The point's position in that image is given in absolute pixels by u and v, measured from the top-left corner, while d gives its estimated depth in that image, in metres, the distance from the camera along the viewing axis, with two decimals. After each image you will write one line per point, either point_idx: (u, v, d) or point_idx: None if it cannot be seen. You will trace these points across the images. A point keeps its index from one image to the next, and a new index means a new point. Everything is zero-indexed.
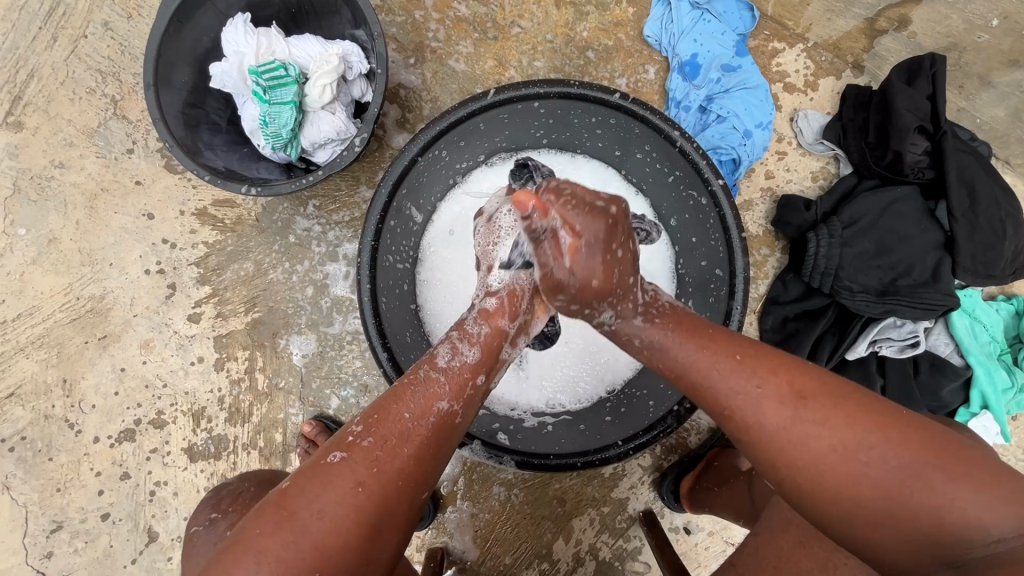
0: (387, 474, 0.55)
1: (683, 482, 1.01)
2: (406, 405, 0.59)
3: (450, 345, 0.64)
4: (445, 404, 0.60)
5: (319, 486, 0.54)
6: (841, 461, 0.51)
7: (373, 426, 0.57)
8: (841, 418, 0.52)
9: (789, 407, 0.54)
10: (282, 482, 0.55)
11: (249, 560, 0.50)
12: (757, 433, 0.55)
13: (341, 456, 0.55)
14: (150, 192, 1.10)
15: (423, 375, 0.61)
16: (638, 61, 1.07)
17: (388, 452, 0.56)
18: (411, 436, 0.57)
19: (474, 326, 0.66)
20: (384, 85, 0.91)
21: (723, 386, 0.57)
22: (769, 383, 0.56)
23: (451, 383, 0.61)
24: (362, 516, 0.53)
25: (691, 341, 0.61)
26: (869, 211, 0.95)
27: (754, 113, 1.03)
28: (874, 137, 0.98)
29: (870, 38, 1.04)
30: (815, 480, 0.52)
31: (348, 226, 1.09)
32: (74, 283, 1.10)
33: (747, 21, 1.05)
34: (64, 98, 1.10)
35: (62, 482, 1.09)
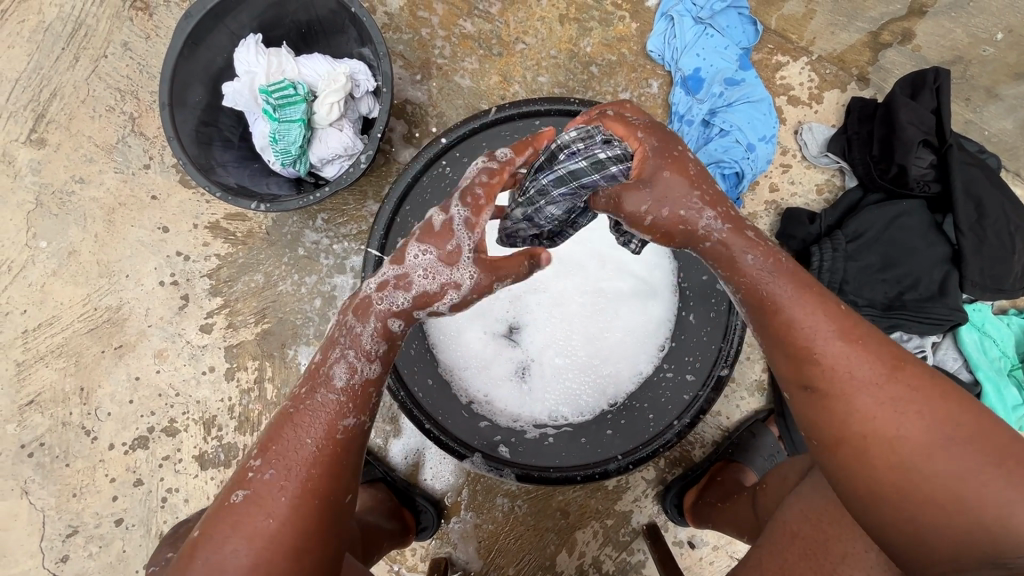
0: (293, 499, 0.55)
1: (687, 495, 1.01)
2: (306, 430, 0.57)
3: (346, 365, 0.59)
4: (349, 420, 0.59)
5: (227, 529, 0.54)
6: (917, 433, 0.52)
7: (272, 458, 0.57)
8: (923, 393, 0.53)
9: (883, 369, 0.55)
10: (194, 533, 0.56)
11: None
12: (843, 391, 0.55)
13: (243, 494, 0.55)
14: (165, 205, 1.13)
15: (320, 399, 0.59)
16: (641, 75, 1.08)
17: (295, 477, 0.56)
18: (316, 459, 0.57)
19: (372, 341, 0.60)
20: (390, 103, 0.93)
21: (813, 332, 0.57)
22: (862, 352, 0.56)
23: (350, 399, 0.59)
24: (277, 547, 0.54)
25: (794, 282, 0.59)
26: (874, 225, 0.94)
27: (757, 127, 1.03)
28: (879, 150, 0.97)
29: (875, 51, 1.04)
30: (878, 446, 0.53)
31: (356, 239, 1.11)
32: (92, 294, 1.13)
33: (750, 35, 1.05)
34: (85, 116, 1.14)
35: (78, 488, 1.12)
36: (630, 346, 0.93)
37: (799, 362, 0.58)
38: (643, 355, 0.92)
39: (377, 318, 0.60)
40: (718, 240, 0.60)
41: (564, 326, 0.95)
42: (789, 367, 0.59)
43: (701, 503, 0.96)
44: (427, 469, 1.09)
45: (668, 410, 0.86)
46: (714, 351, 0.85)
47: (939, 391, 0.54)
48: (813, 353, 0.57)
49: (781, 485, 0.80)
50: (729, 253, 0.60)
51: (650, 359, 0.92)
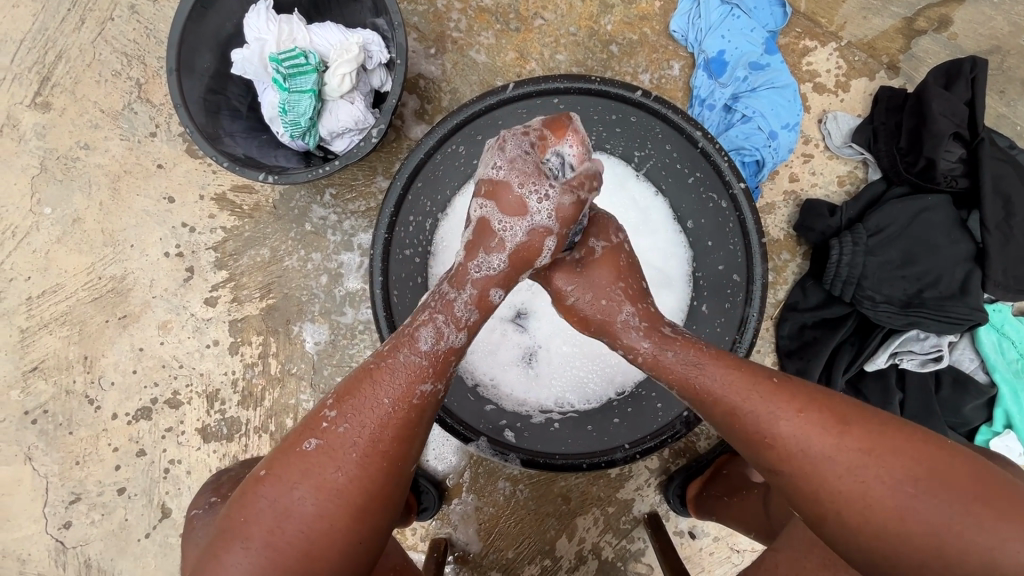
0: (366, 457, 0.59)
1: (690, 486, 1.00)
2: (382, 391, 0.61)
3: (434, 330, 0.63)
4: (427, 385, 0.62)
5: (298, 474, 0.59)
6: (886, 494, 0.53)
7: (347, 412, 0.60)
8: (881, 448, 0.54)
9: (830, 435, 0.55)
10: (259, 468, 0.61)
11: (238, 543, 0.57)
12: (799, 469, 0.56)
13: (316, 443, 0.59)
14: (170, 175, 1.11)
15: (401, 359, 0.62)
16: (662, 56, 1.05)
17: (363, 435, 0.60)
18: (391, 418, 0.60)
19: (463, 310, 0.64)
20: (404, 76, 0.90)
21: (759, 412, 0.58)
22: (806, 418, 0.56)
23: (431, 364, 0.63)
24: (342, 500, 0.58)
25: (723, 362, 0.61)
26: (897, 219, 0.92)
27: (781, 114, 1.00)
28: (906, 143, 0.94)
29: (907, 38, 1.00)
30: (858, 517, 0.54)
31: (364, 216, 1.09)
32: (97, 262, 1.12)
33: (778, 17, 1.01)
34: (90, 80, 1.11)
35: (81, 455, 1.12)
36: None
37: (756, 447, 0.58)
38: None
39: (474, 287, 0.65)
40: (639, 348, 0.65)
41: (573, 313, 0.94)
42: (752, 452, 0.59)
43: (705, 495, 0.96)
44: (429, 451, 1.08)
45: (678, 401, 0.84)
46: (727, 342, 0.81)
47: (889, 436, 0.54)
48: (768, 436, 0.57)
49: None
50: (646, 355, 0.65)
51: None
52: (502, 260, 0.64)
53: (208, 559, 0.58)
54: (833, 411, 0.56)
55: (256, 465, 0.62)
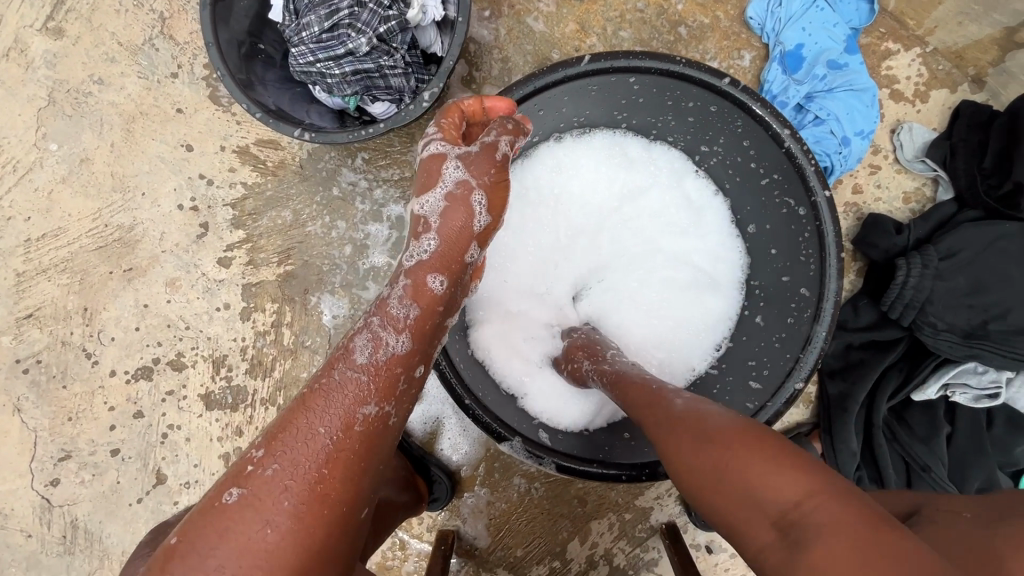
0: (303, 503, 0.49)
1: None
2: (315, 422, 0.53)
3: (373, 340, 0.58)
4: (370, 406, 0.55)
5: (216, 535, 0.47)
6: (774, 523, 0.43)
7: (277, 451, 0.51)
8: (753, 459, 0.46)
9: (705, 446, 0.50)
10: (171, 536, 0.48)
11: None
12: (695, 488, 0.50)
13: (237, 494, 0.49)
14: (190, 121, 1.03)
15: (339, 376, 0.55)
16: (733, 45, 0.97)
17: (301, 478, 0.50)
18: (328, 450, 0.52)
19: (398, 306, 0.60)
20: (464, 37, 0.80)
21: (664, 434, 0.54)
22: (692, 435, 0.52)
23: (374, 382, 0.56)
24: (280, 564, 0.47)
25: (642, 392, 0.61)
26: (971, 245, 0.86)
27: (856, 119, 0.93)
28: (990, 164, 0.88)
29: (1004, 50, 0.91)
30: (720, 495, 0.47)
31: (396, 185, 1.01)
32: (104, 209, 1.04)
33: (864, 14, 0.94)
34: (109, 9, 1.02)
35: (74, 412, 1.06)
36: (680, 340, 0.86)
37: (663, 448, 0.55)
38: (696, 355, 0.85)
39: (409, 279, 0.63)
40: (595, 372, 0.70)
41: (614, 311, 0.87)
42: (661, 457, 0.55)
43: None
44: (444, 439, 1.03)
45: None
46: (787, 362, 0.75)
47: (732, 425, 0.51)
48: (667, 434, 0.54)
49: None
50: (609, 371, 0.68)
51: (704, 356, 0.85)
52: (433, 238, 0.64)
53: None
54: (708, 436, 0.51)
55: (167, 533, 0.49)
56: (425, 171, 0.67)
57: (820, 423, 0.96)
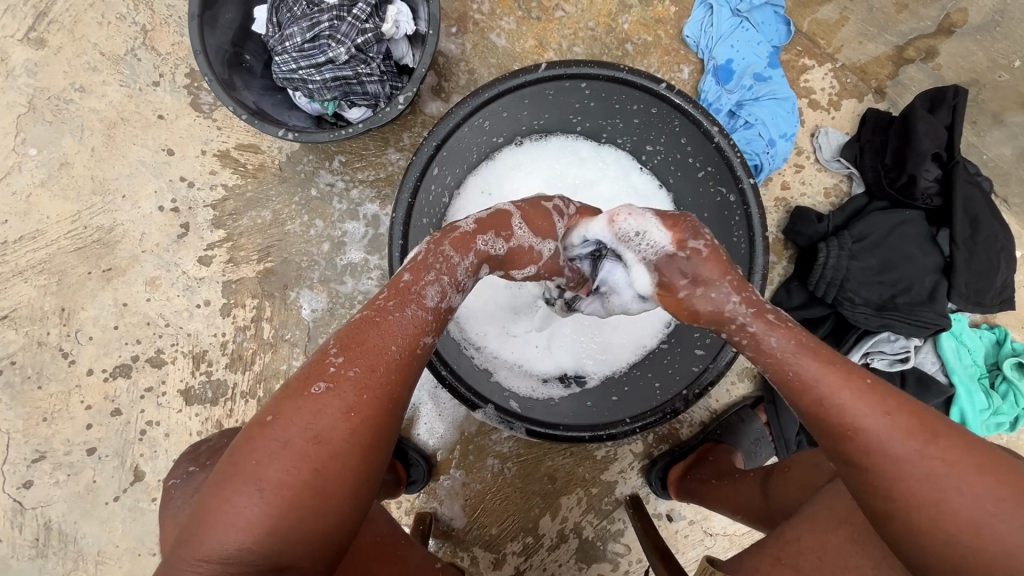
0: (379, 400, 0.55)
1: (673, 469, 1.05)
2: (386, 340, 0.58)
3: (439, 289, 0.63)
4: (430, 338, 0.61)
5: (308, 417, 0.53)
6: (920, 482, 0.49)
7: (356, 357, 0.56)
8: (919, 428, 0.51)
9: (878, 413, 0.51)
10: (262, 412, 0.54)
11: (248, 485, 0.50)
12: (851, 440, 0.51)
13: (325, 385, 0.54)
14: (171, 127, 1.08)
15: (409, 312, 0.60)
16: (674, 60, 1.10)
17: (378, 380, 0.56)
18: (398, 366, 0.57)
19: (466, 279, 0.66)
20: (435, 48, 0.89)
21: (835, 399, 0.52)
22: (862, 395, 0.52)
23: (434, 319, 0.62)
24: (360, 442, 0.54)
25: (811, 353, 0.54)
26: (878, 229, 0.99)
27: (779, 124, 1.07)
28: (891, 160, 1.02)
29: (897, 66, 1.06)
30: (899, 492, 0.50)
31: (372, 186, 1.08)
32: (83, 211, 1.07)
33: (782, 34, 1.08)
34: (92, 21, 1.07)
35: (49, 412, 1.07)
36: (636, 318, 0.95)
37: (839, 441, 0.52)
38: (648, 332, 0.95)
39: (475, 258, 0.66)
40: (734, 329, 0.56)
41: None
42: (831, 443, 0.53)
43: (689, 479, 1.00)
44: (421, 424, 1.09)
45: (676, 380, 0.87)
46: None
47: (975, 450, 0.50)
48: (856, 430, 0.51)
49: (809, 471, 0.79)
50: (752, 339, 0.55)
51: (654, 332, 0.95)
52: (505, 247, 0.69)
53: (207, 505, 0.51)
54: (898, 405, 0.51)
55: (257, 411, 0.55)
56: (546, 208, 0.74)
57: (765, 397, 1.09)
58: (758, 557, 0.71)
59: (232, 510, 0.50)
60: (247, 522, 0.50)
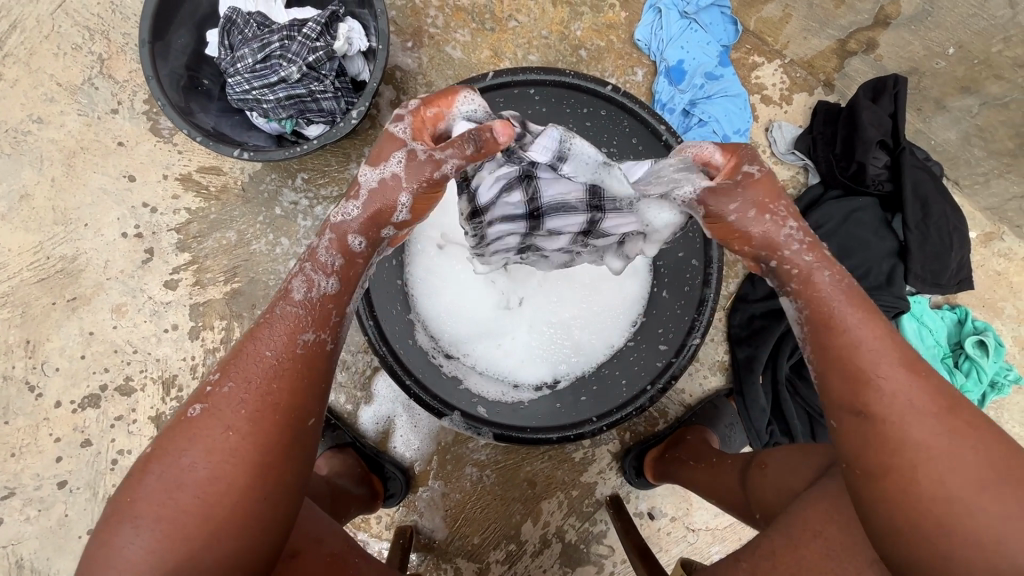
0: (254, 411, 0.55)
1: (649, 454, 1.06)
2: (261, 346, 0.58)
3: (305, 278, 0.61)
4: (308, 333, 0.59)
5: (185, 441, 0.54)
6: (916, 446, 0.51)
7: (231, 371, 0.57)
8: (936, 402, 0.53)
9: (904, 375, 0.53)
10: (149, 449, 0.56)
11: (128, 524, 0.51)
12: (859, 385, 0.54)
13: (199, 407, 0.56)
14: (132, 153, 1.08)
15: (280, 312, 0.60)
16: (628, 63, 1.12)
17: (250, 391, 0.56)
18: (277, 371, 0.57)
19: (325, 255, 0.62)
20: (386, 62, 0.91)
21: (858, 347, 0.55)
22: (899, 359, 0.54)
23: (311, 315, 0.60)
24: (239, 461, 0.54)
25: (857, 305, 0.57)
26: (833, 218, 1.02)
27: (733, 120, 1.09)
28: (841, 149, 1.04)
29: (841, 58, 1.09)
30: (887, 448, 0.52)
31: (336, 201, 1.09)
32: (45, 242, 1.07)
33: (730, 34, 1.11)
34: (47, 52, 1.07)
35: (17, 447, 1.05)
36: (604, 317, 0.93)
37: (855, 386, 0.55)
38: (617, 328, 0.93)
39: (333, 232, 0.62)
40: (787, 263, 0.60)
41: (554, 309, 0.94)
42: (845, 389, 0.55)
43: (666, 460, 1.01)
44: (397, 437, 1.09)
45: (641, 375, 0.90)
46: (687, 322, 0.87)
47: (995, 442, 0.51)
48: (873, 378, 0.54)
49: (788, 475, 0.74)
50: (801, 270, 0.59)
51: (622, 333, 0.93)
52: (358, 207, 0.62)
53: (94, 551, 0.52)
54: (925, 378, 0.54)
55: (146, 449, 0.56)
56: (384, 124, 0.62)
57: (734, 387, 1.09)
58: (732, 572, 0.68)
59: (121, 549, 0.51)
60: (133, 560, 0.50)
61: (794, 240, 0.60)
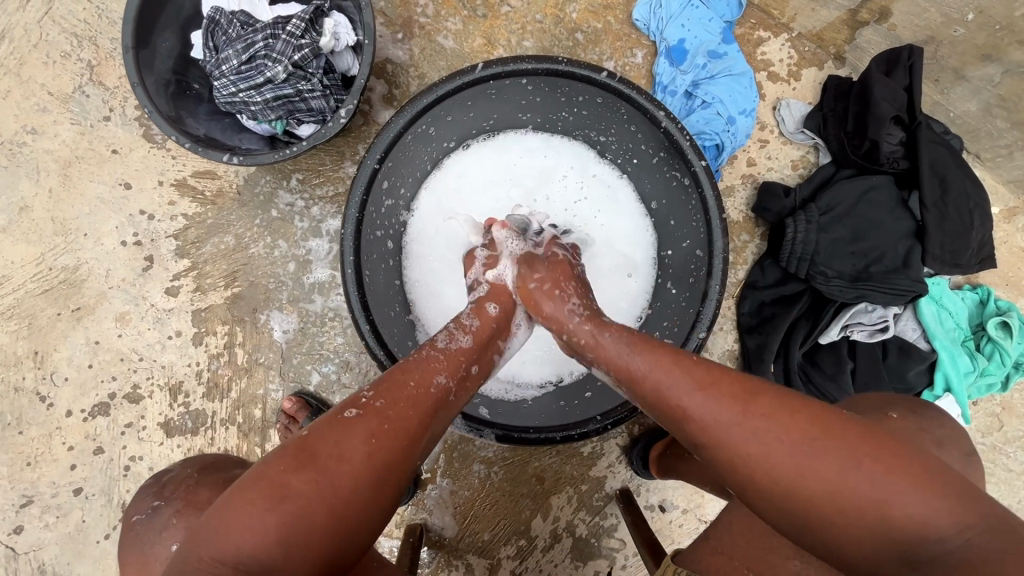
0: (399, 430, 0.57)
1: (652, 448, 1.03)
2: (409, 375, 0.62)
3: (447, 332, 0.69)
4: (443, 378, 0.63)
5: (338, 437, 0.54)
6: (772, 458, 0.52)
7: (384, 391, 0.59)
8: (762, 406, 0.54)
9: (725, 402, 0.55)
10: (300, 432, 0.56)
11: (268, 499, 0.50)
12: (700, 431, 0.56)
13: (357, 411, 0.56)
14: (127, 161, 1.07)
15: (426, 354, 0.65)
16: (626, 45, 1.08)
17: (396, 413, 0.58)
18: (419, 401, 0.60)
19: (467, 318, 0.72)
20: (373, 57, 0.88)
21: (681, 392, 0.58)
22: (711, 388, 0.57)
23: (447, 361, 0.65)
24: (378, 468, 0.54)
25: (642, 351, 0.63)
26: (845, 199, 0.97)
27: (738, 100, 1.04)
28: (853, 126, 0.99)
29: (852, 29, 1.04)
30: (762, 470, 0.52)
31: (332, 201, 1.07)
32: (47, 253, 1.07)
33: (734, 8, 1.06)
34: (37, 62, 1.06)
35: (33, 456, 1.07)
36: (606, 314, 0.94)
37: (680, 424, 0.58)
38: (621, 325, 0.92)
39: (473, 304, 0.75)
40: (575, 334, 0.70)
41: None
42: (683, 433, 0.58)
43: (667, 454, 0.98)
44: None
45: None
46: (692, 315, 0.83)
47: (800, 407, 0.54)
48: (684, 411, 0.57)
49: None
50: (590, 339, 0.69)
51: None
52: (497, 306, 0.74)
53: (229, 508, 0.50)
54: (737, 389, 0.56)
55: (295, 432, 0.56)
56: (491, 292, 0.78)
57: None
58: (701, 548, 0.75)
59: (251, 515, 0.50)
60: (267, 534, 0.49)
61: (575, 313, 0.71)
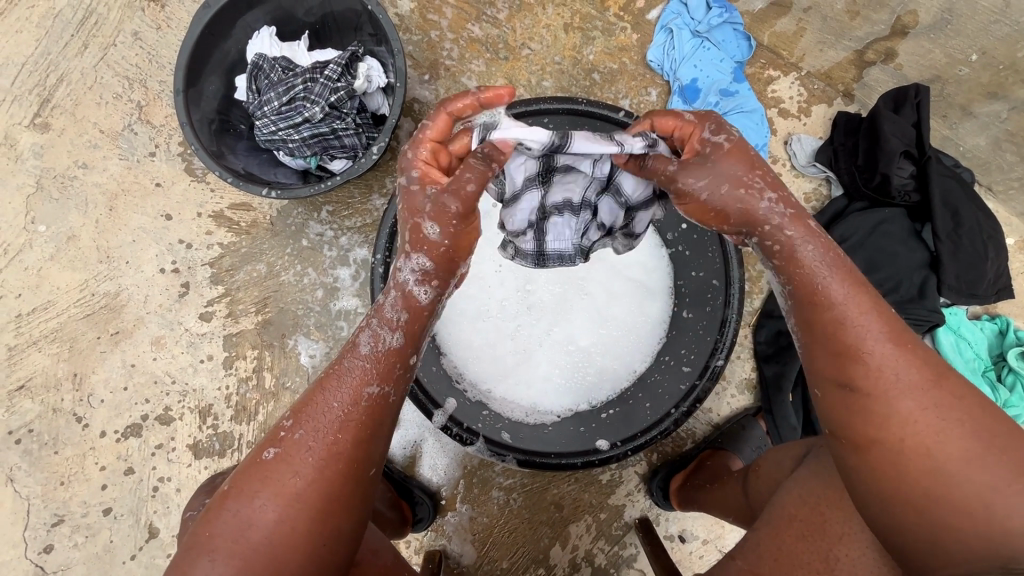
0: (322, 460, 0.56)
1: (674, 479, 1.04)
2: (332, 396, 0.58)
3: (370, 332, 0.60)
4: (374, 387, 0.59)
5: (257, 485, 0.55)
6: (931, 439, 0.52)
7: (303, 419, 0.58)
8: (946, 398, 0.53)
9: (920, 377, 0.54)
10: (223, 485, 0.57)
11: (204, 558, 0.53)
12: (869, 381, 0.55)
13: (273, 452, 0.57)
14: (169, 193, 1.14)
15: (347, 364, 0.60)
16: (641, 84, 1.13)
17: (319, 441, 0.57)
18: (347, 422, 0.58)
19: (392, 309, 0.61)
20: (403, 98, 0.94)
21: (865, 332, 0.56)
22: (901, 355, 0.55)
23: (376, 367, 0.59)
24: (304, 506, 0.55)
25: (849, 289, 0.57)
26: (859, 229, 1.00)
27: (750, 135, 1.08)
28: (863, 160, 1.02)
29: (860, 68, 1.08)
30: (905, 446, 0.53)
31: (359, 232, 1.12)
32: (90, 279, 1.13)
33: (744, 50, 1.11)
34: (91, 102, 1.15)
35: (66, 476, 1.10)
36: (627, 339, 0.95)
37: (841, 360, 0.56)
38: (639, 355, 0.94)
39: (398, 290, 0.61)
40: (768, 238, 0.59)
41: (573, 335, 0.95)
42: (834, 366, 0.57)
43: (688, 485, 1.00)
44: (424, 461, 1.10)
45: (665, 398, 0.89)
46: (710, 343, 0.87)
47: (980, 411, 0.53)
48: (859, 352, 0.56)
49: (777, 468, 0.80)
50: (784, 245, 0.58)
51: (644, 358, 0.94)
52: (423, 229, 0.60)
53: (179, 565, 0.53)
54: (929, 368, 0.55)
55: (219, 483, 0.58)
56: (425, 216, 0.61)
57: (763, 405, 1.08)
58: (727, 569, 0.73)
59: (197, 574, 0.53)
60: None
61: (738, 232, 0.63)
